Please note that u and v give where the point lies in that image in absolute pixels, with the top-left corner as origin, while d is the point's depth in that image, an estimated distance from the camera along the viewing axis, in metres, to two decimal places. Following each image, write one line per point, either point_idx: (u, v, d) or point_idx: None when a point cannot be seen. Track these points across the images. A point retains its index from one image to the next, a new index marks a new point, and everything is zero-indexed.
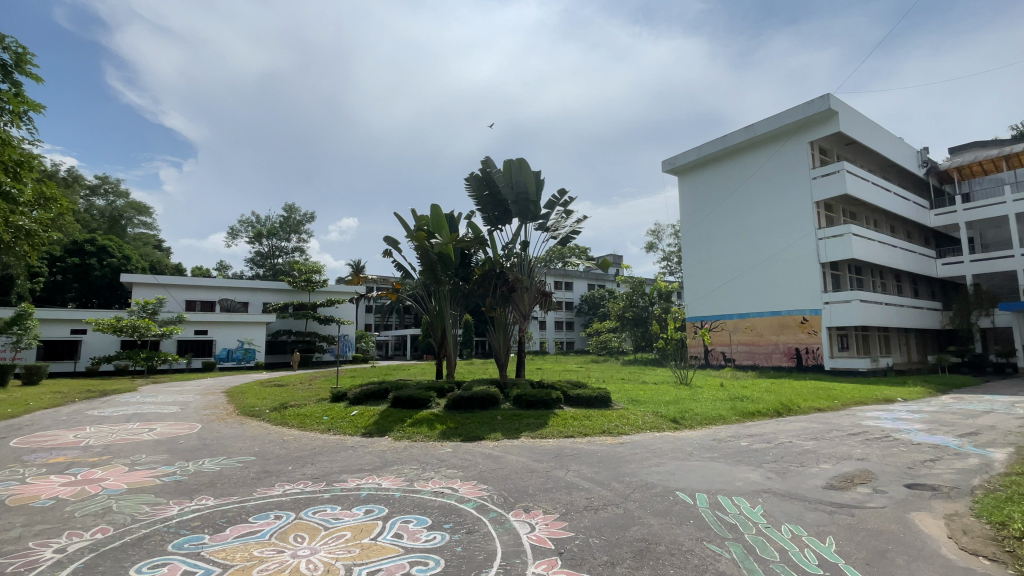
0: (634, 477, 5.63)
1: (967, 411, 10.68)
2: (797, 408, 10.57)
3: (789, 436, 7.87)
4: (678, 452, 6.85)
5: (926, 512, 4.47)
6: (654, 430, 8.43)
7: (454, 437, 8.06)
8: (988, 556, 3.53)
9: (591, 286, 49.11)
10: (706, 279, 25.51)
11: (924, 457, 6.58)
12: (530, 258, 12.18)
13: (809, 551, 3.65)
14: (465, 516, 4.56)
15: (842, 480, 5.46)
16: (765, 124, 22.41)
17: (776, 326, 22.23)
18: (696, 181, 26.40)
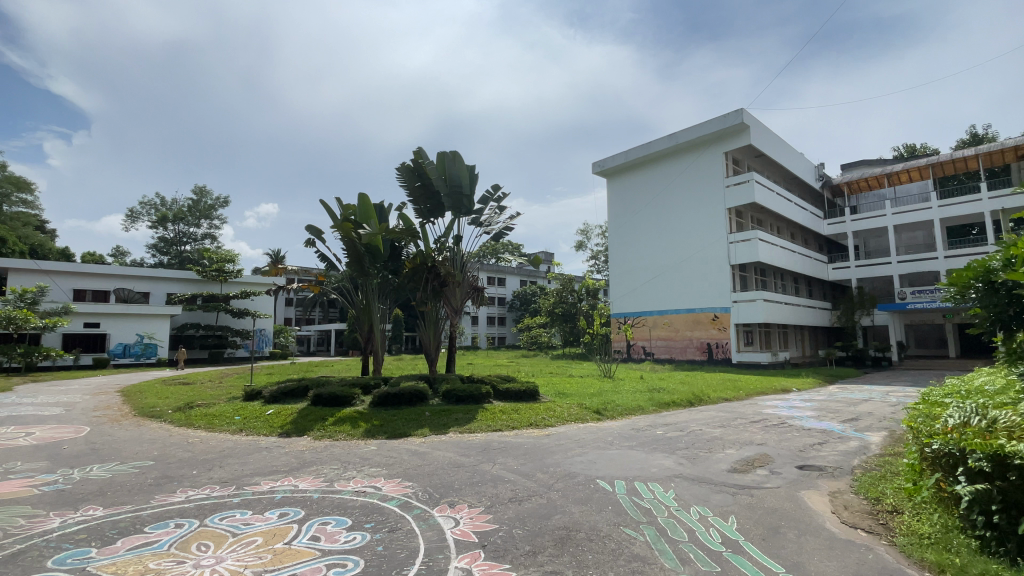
0: (558, 467, 5.77)
1: (849, 400, 12.09)
2: (708, 399, 11.39)
3: (700, 424, 8.48)
4: (600, 441, 7.15)
5: (814, 490, 4.99)
6: (579, 421, 8.73)
7: (379, 434, 7.84)
8: (865, 529, 4.00)
9: (524, 282, 49.84)
10: (630, 277, 26.75)
11: (813, 441, 7.34)
12: (463, 253, 12.12)
13: (714, 530, 3.94)
14: (388, 515, 4.44)
15: (743, 464, 5.96)
16: (686, 133, 23.81)
17: (691, 322, 23.85)
18: (622, 183, 27.48)
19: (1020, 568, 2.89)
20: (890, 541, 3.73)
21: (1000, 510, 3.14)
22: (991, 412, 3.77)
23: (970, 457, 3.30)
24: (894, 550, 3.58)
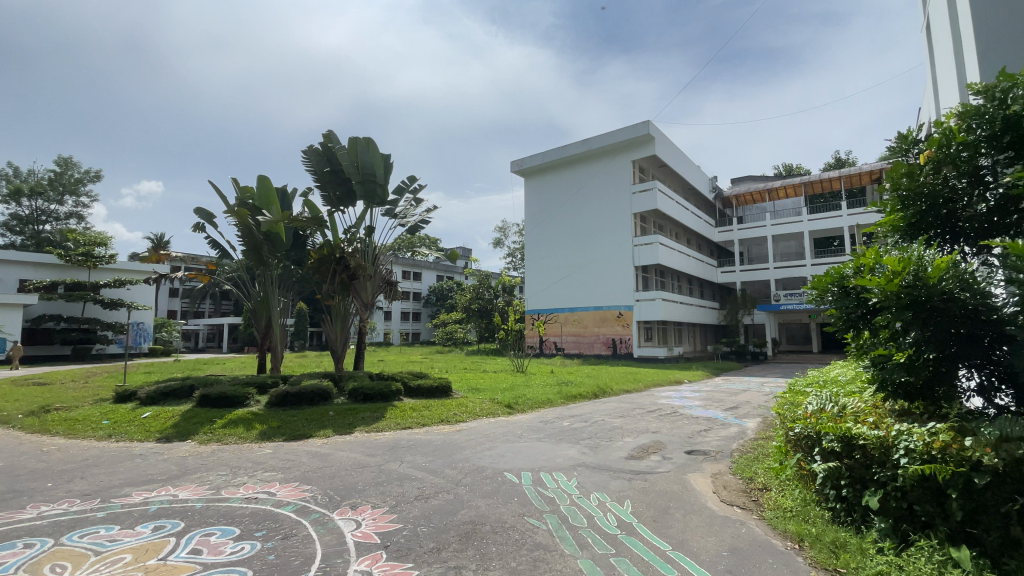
0: (467, 462, 5.78)
1: (732, 390, 13.45)
2: (612, 391, 12.03)
3: (603, 415, 8.96)
4: (509, 435, 7.28)
5: (699, 472, 5.48)
6: (490, 416, 8.82)
7: (275, 437, 7.31)
8: (739, 505, 4.47)
9: (440, 278, 49.30)
10: (543, 275, 27.48)
11: (700, 428, 8.06)
12: (375, 245, 11.68)
13: (611, 515, 4.17)
14: (282, 521, 4.16)
15: (640, 451, 6.38)
16: (598, 139, 24.87)
17: (598, 319, 25.04)
18: (538, 183, 28.06)
19: (863, 535, 3.39)
20: (760, 515, 4.20)
21: (848, 484, 3.64)
22: (841, 399, 4.38)
23: (824, 439, 3.79)
24: (763, 523, 4.04)
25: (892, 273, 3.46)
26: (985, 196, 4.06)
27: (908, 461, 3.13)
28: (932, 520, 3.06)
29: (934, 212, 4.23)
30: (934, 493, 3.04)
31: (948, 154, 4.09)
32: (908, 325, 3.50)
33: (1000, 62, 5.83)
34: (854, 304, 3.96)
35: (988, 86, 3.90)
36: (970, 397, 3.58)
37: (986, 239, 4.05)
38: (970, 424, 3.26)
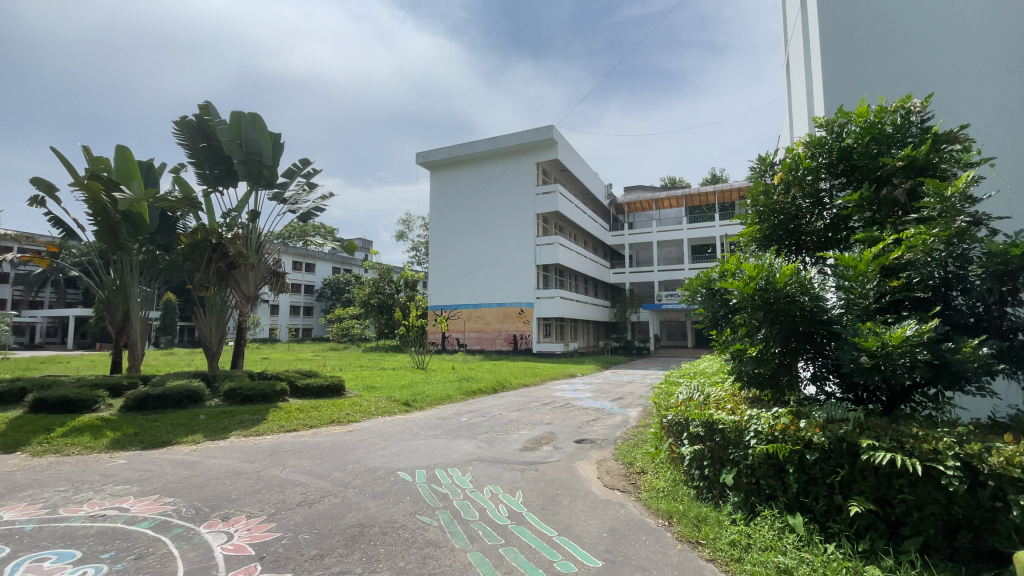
0: (358, 463, 5.55)
1: (619, 382, 14.46)
2: (510, 385, 12.31)
3: (501, 409, 9.15)
4: (405, 433, 7.12)
5: (586, 460, 5.81)
6: (385, 414, 8.54)
7: (131, 445, 6.42)
8: (620, 488, 4.82)
9: (337, 270, 46.82)
10: (447, 271, 27.23)
11: (589, 418, 8.56)
12: (260, 231, 10.72)
13: (502, 506, 4.26)
14: (137, 540, 3.66)
15: (533, 442, 6.61)
16: (505, 138, 25.19)
17: (500, 316, 25.44)
18: (444, 177, 27.69)
19: (720, 508, 3.84)
20: (637, 497, 4.56)
21: (709, 464, 4.08)
22: (706, 389, 4.93)
23: (692, 425, 4.21)
24: (640, 504, 4.40)
25: (748, 278, 3.92)
26: (821, 216, 4.78)
27: (757, 441, 3.59)
28: (774, 492, 3.55)
29: (784, 227, 4.90)
30: (776, 469, 3.52)
31: (797, 177, 4.77)
32: (760, 323, 4.01)
33: (838, 101, 6.46)
34: (718, 305, 4.48)
35: (828, 122, 4.67)
36: (806, 384, 4.22)
37: (821, 250, 4.78)
38: (804, 409, 3.84)
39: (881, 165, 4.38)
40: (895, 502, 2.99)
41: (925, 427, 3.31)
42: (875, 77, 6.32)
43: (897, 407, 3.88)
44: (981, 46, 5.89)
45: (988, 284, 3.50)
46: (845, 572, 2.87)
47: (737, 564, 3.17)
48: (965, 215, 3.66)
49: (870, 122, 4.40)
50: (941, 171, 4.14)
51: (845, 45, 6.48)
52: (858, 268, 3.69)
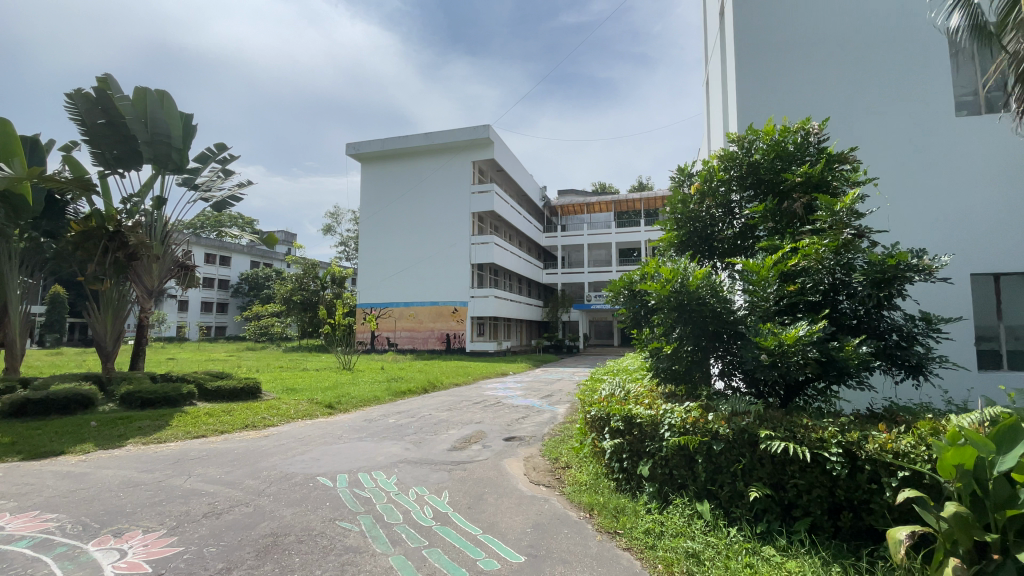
0: (274, 470, 5.24)
1: (549, 379, 14.74)
2: (440, 385, 12.18)
3: (430, 409, 9.01)
4: (327, 436, 6.82)
5: (514, 457, 5.88)
6: (306, 417, 8.13)
7: (3, 456, 5.62)
8: (545, 484, 4.92)
9: (255, 264, 43.91)
10: (377, 268, 26.42)
11: (519, 416, 8.67)
12: (166, 220, 9.84)
13: (427, 507, 4.21)
14: (6, 563, 3.21)
15: (462, 442, 6.58)
16: (440, 135, 24.87)
17: (433, 315, 25.11)
18: (375, 170, 26.81)
19: (637, 498, 4.04)
20: (561, 491, 4.68)
21: (628, 456, 4.28)
22: (627, 385, 5.16)
23: (612, 419, 4.38)
24: (563, 498, 4.52)
25: (665, 280, 4.17)
26: (731, 224, 5.15)
27: (671, 434, 3.81)
28: (685, 481, 3.79)
29: (698, 234, 5.25)
30: (687, 459, 3.76)
31: (711, 188, 5.13)
32: (675, 323, 4.26)
33: (748, 118, 7.03)
34: (638, 305, 4.72)
35: (740, 138, 5.05)
36: (715, 379, 4.53)
37: (731, 256, 5.15)
38: (713, 403, 4.14)
39: (784, 180, 4.80)
40: (788, 486, 3.29)
41: (814, 418, 3.67)
42: (781, 97, 6.92)
43: (793, 400, 4.27)
44: (868, 77, 6.62)
45: (868, 290, 3.96)
46: (744, 552, 3.12)
47: (650, 551, 3.35)
48: (851, 228, 4.11)
49: (775, 140, 4.81)
50: (833, 187, 4.60)
51: (755, 67, 7.04)
52: (761, 274, 4.03)
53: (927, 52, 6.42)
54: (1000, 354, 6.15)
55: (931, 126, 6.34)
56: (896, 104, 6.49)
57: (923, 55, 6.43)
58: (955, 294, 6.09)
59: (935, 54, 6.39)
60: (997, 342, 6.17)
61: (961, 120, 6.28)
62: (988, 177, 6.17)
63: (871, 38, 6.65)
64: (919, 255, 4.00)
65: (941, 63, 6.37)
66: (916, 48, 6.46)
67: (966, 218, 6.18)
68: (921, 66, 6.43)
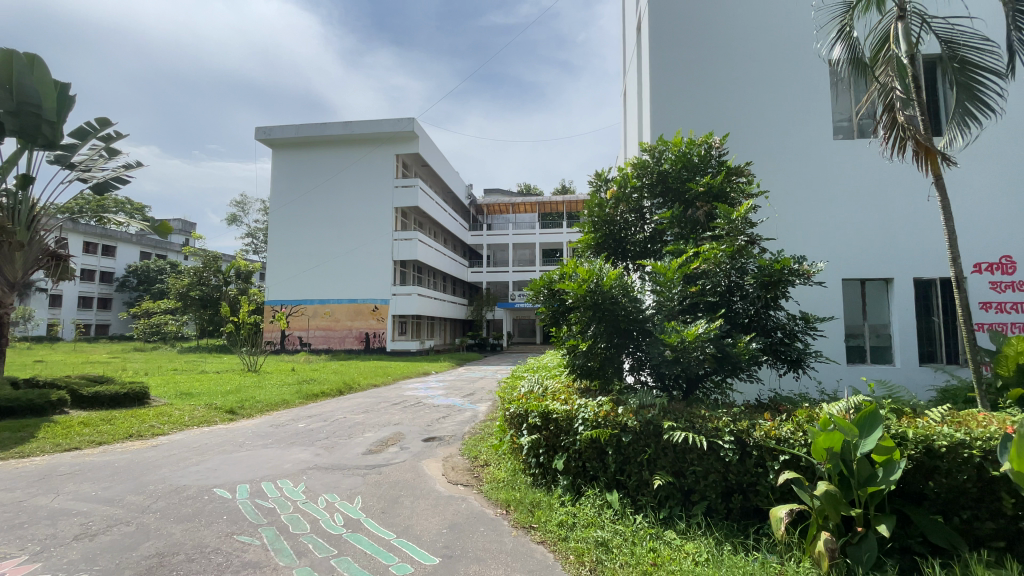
0: (163, 483, 4.73)
1: (471, 378, 14.76)
2: (356, 386, 11.69)
3: (345, 412, 8.63)
4: (228, 444, 6.29)
5: (433, 458, 5.79)
6: (203, 424, 7.44)
7: None
8: (463, 483, 4.89)
9: (146, 255, 39.54)
10: (290, 263, 24.85)
11: (439, 415, 8.57)
12: (34, 202, 8.53)
13: (337, 515, 4.02)
14: None
15: (378, 444, 6.36)
16: (362, 124, 23.92)
17: (351, 313, 24.12)
18: (289, 158, 25.18)
19: (552, 492, 4.15)
20: (479, 490, 4.67)
21: (544, 451, 4.36)
22: (545, 382, 5.30)
23: (530, 416, 4.43)
24: (481, 496, 4.51)
25: (582, 280, 4.31)
26: (643, 228, 5.47)
27: (585, 428, 3.95)
28: (596, 472, 3.96)
29: (613, 237, 5.49)
30: (598, 451, 3.92)
31: (625, 195, 5.41)
32: (590, 322, 4.44)
33: (660, 129, 7.49)
34: (556, 303, 4.85)
35: (652, 147, 5.36)
36: (627, 374, 4.77)
37: (641, 258, 5.44)
38: (623, 397, 4.35)
39: (689, 189, 5.15)
40: (688, 473, 3.53)
41: (711, 409, 3.98)
42: (689, 111, 7.43)
43: (693, 393, 4.60)
44: (763, 98, 7.29)
45: (758, 292, 4.37)
46: (648, 538, 3.31)
47: (562, 543, 3.45)
48: (744, 235, 4.51)
49: (683, 151, 5.15)
50: (731, 198, 5.02)
51: (667, 81, 7.50)
52: (668, 276, 4.30)
53: (811, 81, 7.20)
54: (864, 349, 7.03)
55: (814, 146, 7.13)
56: (787, 124, 7.21)
57: (809, 83, 7.21)
58: (829, 296, 6.89)
59: (818, 83, 7.19)
60: (862, 339, 7.05)
61: (838, 142, 7.12)
62: (859, 194, 7.03)
63: (766, 63, 7.32)
64: (800, 260, 4.47)
65: (822, 91, 7.18)
66: (802, 77, 7.22)
67: (841, 229, 7.02)
68: (806, 93, 7.21)
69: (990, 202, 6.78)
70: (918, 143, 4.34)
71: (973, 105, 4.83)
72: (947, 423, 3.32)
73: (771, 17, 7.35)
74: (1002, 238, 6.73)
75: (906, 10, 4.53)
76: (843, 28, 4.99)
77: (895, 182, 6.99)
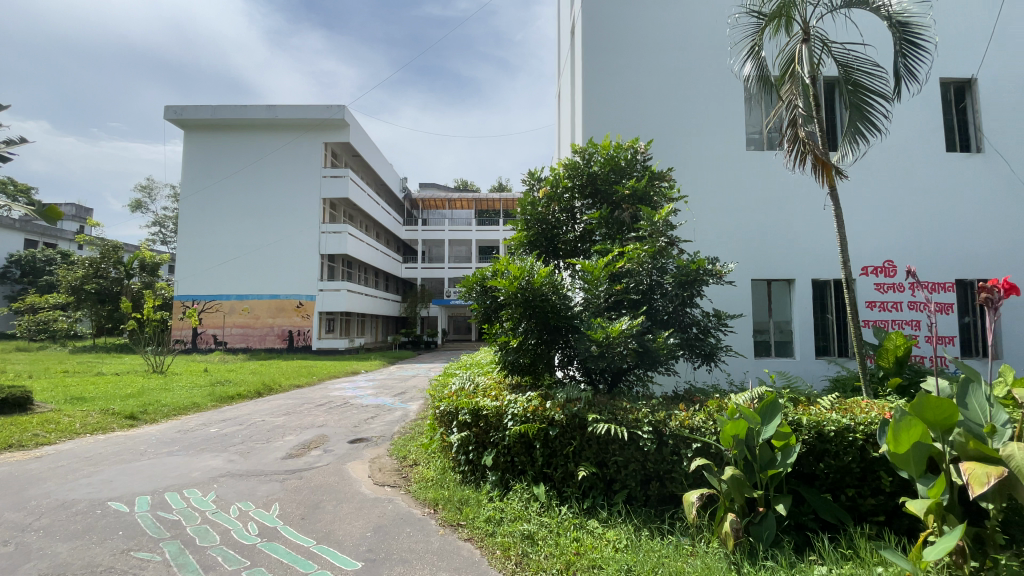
0: (47, 498, 4.21)
1: (403, 377, 14.45)
2: (278, 387, 11.06)
3: (264, 415, 8.14)
4: (127, 453, 5.73)
5: (359, 460, 5.60)
6: (98, 432, 6.71)
7: None
8: (390, 484, 4.77)
9: (31, 244, 35.03)
10: (204, 255, 23.01)
11: (367, 416, 8.31)
12: None
13: (252, 524, 3.78)
14: None
15: (299, 448, 6.06)
16: (287, 109, 22.60)
17: (273, 309, 22.74)
18: (205, 142, 23.30)
19: (481, 488, 4.16)
20: (407, 490, 4.58)
21: (474, 448, 4.35)
22: (476, 379, 5.30)
23: (459, 413, 4.40)
24: (408, 496, 4.43)
25: (513, 277, 4.33)
26: (573, 227, 5.60)
27: (513, 424, 3.98)
28: (524, 467, 4.02)
29: (545, 235, 5.60)
30: (526, 446, 3.98)
31: (557, 194, 5.53)
32: (521, 319, 4.49)
33: (591, 132, 7.72)
34: (487, 300, 4.85)
35: (583, 149, 5.50)
36: (557, 369, 4.87)
37: (571, 257, 5.57)
38: (551, 392, 4.44)
39: (615, 191, 5.35)
40: (610, 463, 3.66)
41: (633, 401, 4.17)
42: (619, 115, 7.71)
43: (617, 386, 4.78)
44: (686, 107, 7.71)
45: (676, 290, 4.63)
46: (573, 528, 3.41)
47: (490, 538, 3.46)
48: (665, 237, 4.77)
49: (611, 154, 5.35)
50: (654, 201, 5.26)
51: (599, 86, 7.74)
52: (595, 275, 4.46)
53: (728, 94, 7.72)
54: (769, 343, 7.67)
55: (730, 155, 7.66)
56: (706, 133, 7.69)
57: (725, 96, 7.72)
58: (739, 295, 7.45)
59: (733, 97, 7.73)
60: (768, 334, 7.69)
61: (750, 153, 7.69)
62: (768, 201, 7.64)
63: (689, 74, 7.75)
64: (713, 261, 4.77)
65: (737, 104, 7.72)
66: (720, 89, 7.73)
67: (751, 233, 7.60)
68: (723, 105, 7.72)
69: (875, 212, 7.62)
70: (816, 156, 4.78)
71: (863, 124, 5.39)
72: (836, 410, 3.70)
73: (693, 30, 7.79)
74: (884, 244, 7.60)
75: (809, 33, 4.97)
76: (754, 47, 5.40)
77: (798, 192, 7.67)
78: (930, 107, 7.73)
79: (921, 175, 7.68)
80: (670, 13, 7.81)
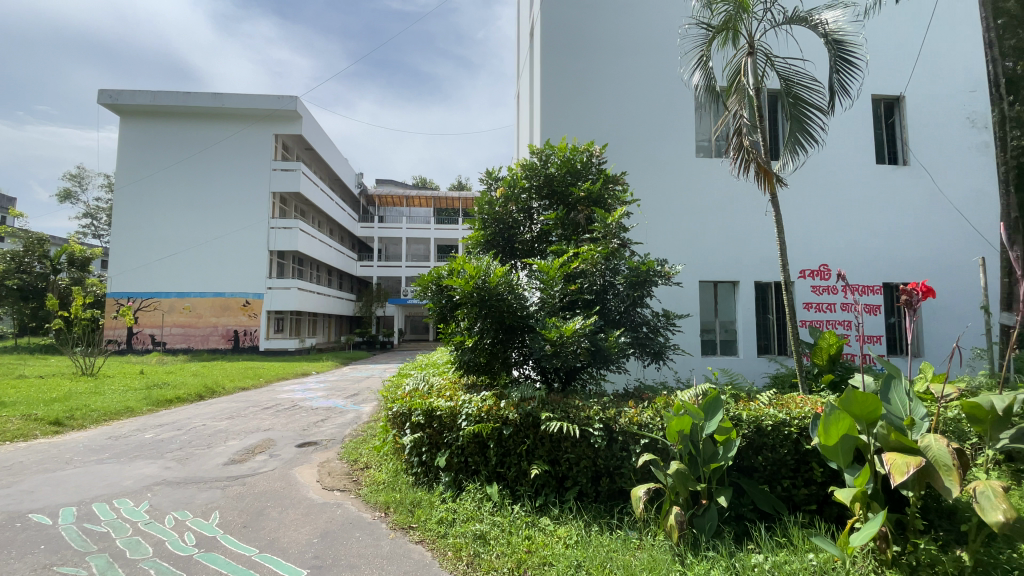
0: None
1: (356, 378, 14.08)
2: (221, 390, 10.54)
3: (205, 419, 7.74)
4: (51, 461, 5.31)
5: (307, 464, 5.42)
6: (15, 439, 6.17)
7: None
8: (339, 489, 4.65)
9: None
10: (141, 250, 21.66)
11: (317, 418, 8.06)
12: None
13: (189, 534, 3.59)
14: None
15: (243, 453, 5.80)
16: (235, 98, 21.58)
17: (216, 308, 21.65)
18: (145, 130, 21.94)
19: (434, 489, 4.12)
20: (357, 494, 4.47)
21: (427, 450, 4.30)
22: (431, 379, 5.24)
23: (412, 414, 4.33)
24: (358, 500, 4.33)
25: (469, 276, 4.31)
26: (530, 227, 5.65)
27: (467, 423, 3.97)
28: (477, 466, 4.02)
29: (502, 235, 5.61)
30: (480, 445, 3.98)
31: (514, 194, 5.55)
32: (476, 318, 4.48)
33: (548, 133, 7.81)
34: (442, 299, 4.80)
35: (540, 150, 5.55)
36: (513, 368, 4.89)
37: (527, 257, 5.61)
38: (506, 391, 4.45)
39: (571, 193, 5.43)
40: (562, 461, 3.72)
41: (585, 399, 4.25)
42: (576, 118, 7.83)
43: (571, 384, 4.86)
44: (641, 112, 7.92)
45: (628, 290, 4.75)
46: (525, 526, 3.44)
47: (441, 540, 3.44)
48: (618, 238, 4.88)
49: (567, 156, 5.43)
50: (607, 204, 5.38)
51: (557, 88, 7.84)
52: (550, 274, 4.51)
53: (680, 101, 7.99)
54: (715, 342, 8.00)
55: (681, 160, 7.94)
56: (659, 139, 7.93)
57: (677, 103, 7.99)
58: (688, 295, 7.74)
59: (685, 104, 8.01)
60: (713, 333, 8.02)
61: (700, 159, 8.00)
62: (716, 205, 7.96)
63: (644, 80, 7.97)
64: (662, 263, 4.93)
65: (688, 112, 8.01)
66: (672, 96, 7.99)
67: (699, 236, 7.90)
68: (675, 112, 7.98)
69: (812, 218, 8.10)
70: (759, 164, 5.02)
71: (802, 135, 5.72)
72: (774, 405, 3.90)
73: (648, 37, 8.01)
74: (820, 248, 8.07)
75: (754, 47, 5.22)
76: (703, 57, 5.61)
77: (743, 198, 8.03)
78: (862, 121, 8.29)
79: (853, 185, 8.22)
80: (626, 19, 8.01)
